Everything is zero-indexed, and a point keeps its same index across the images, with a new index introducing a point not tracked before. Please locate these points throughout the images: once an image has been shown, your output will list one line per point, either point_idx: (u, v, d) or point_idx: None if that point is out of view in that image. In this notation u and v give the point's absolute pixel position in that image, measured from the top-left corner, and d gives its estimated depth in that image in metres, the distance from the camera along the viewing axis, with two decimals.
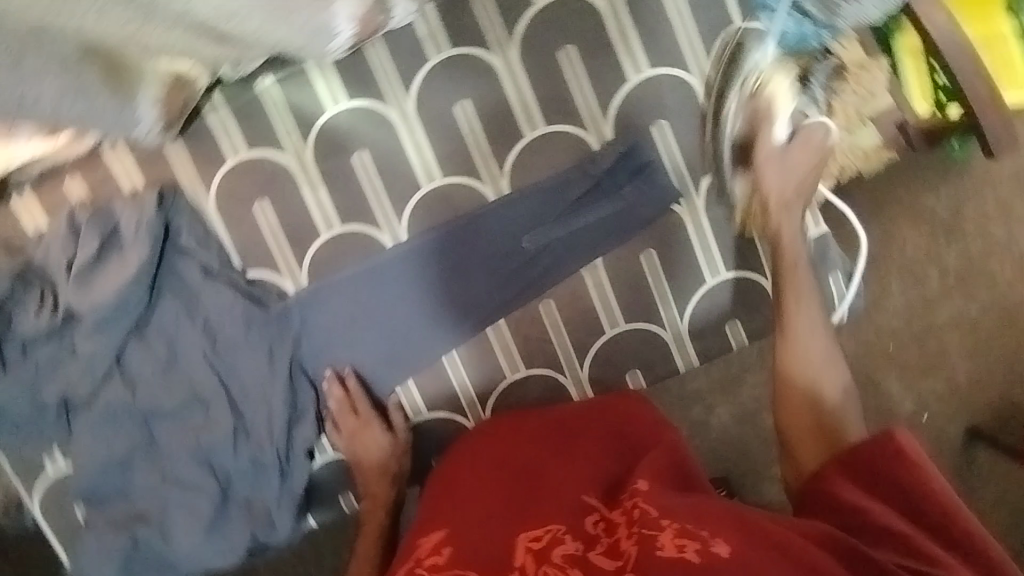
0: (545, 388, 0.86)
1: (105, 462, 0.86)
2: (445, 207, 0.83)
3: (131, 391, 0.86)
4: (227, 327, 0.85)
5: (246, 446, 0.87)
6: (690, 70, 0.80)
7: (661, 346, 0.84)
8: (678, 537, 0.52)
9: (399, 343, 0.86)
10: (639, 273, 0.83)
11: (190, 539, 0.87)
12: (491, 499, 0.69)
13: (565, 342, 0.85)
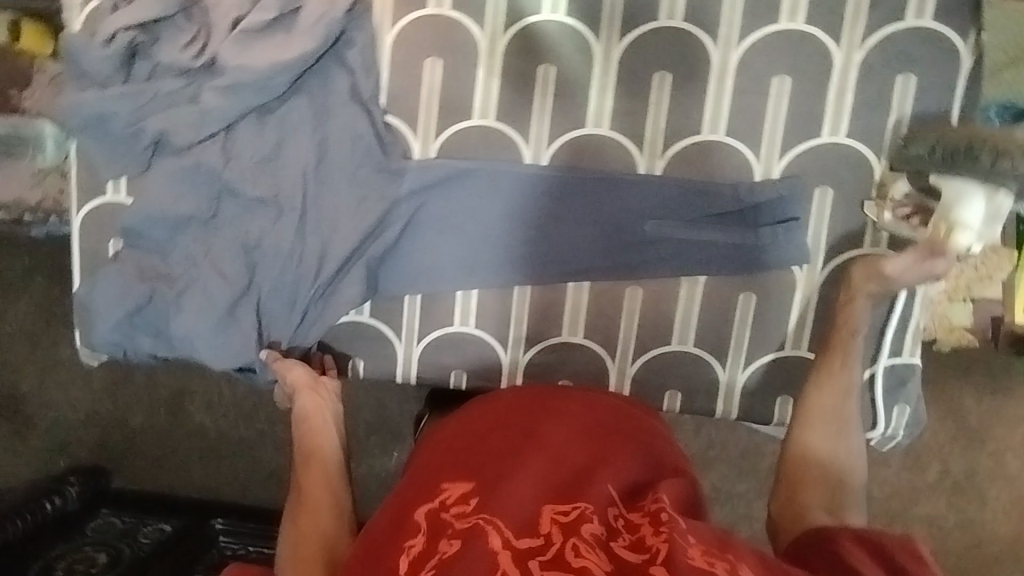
0: (590, 364, 0.85)
1: (165, 213, 0.85)
2: (594, 156, 0.82)
3: (221, 163, 0.84)
4: (339, 154, 0.84)
5: (293, 267, 0.85)
6: (876, 153, 0.79)
7: (712, 384, 0.84)
8: (707, 555, 0.62)
9: (481, 253, 0.84)
10: (729, 311, 0.82)
11: (199, 324, 0.86)
12: (517, 456, 0.71)
13: (630, 334, 0.84)
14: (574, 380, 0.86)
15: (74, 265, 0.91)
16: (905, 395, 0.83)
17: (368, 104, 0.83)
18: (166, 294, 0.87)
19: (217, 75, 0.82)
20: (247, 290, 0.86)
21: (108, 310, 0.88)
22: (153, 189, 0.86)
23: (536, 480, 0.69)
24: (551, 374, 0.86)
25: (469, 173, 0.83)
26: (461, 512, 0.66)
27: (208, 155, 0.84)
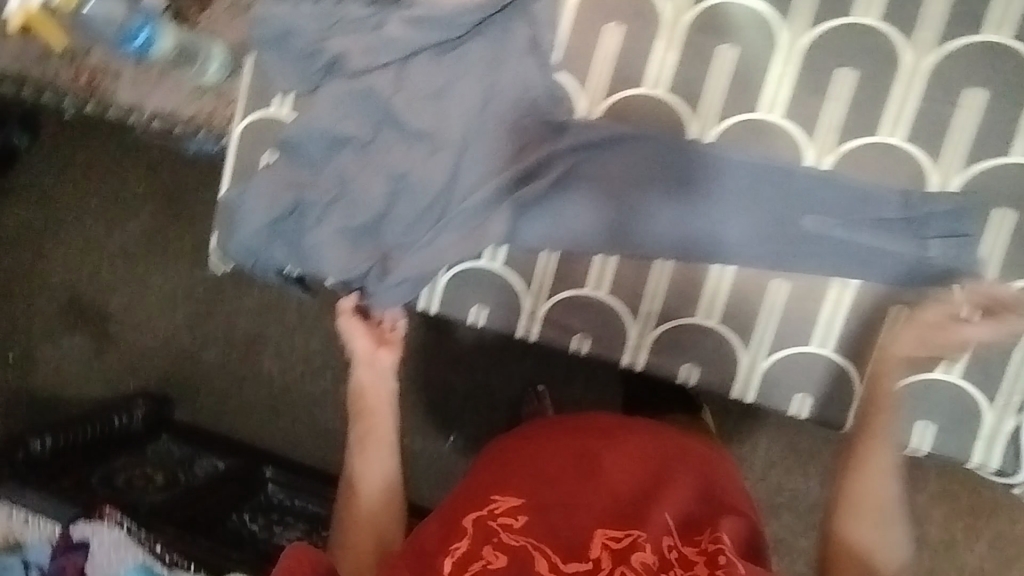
0: (719, 352, 0.82)
1: (324, 132, 0.88)
2: (756, 141, 0.80)
3: (388, 92, 0.86)
4: (503, 102, 0.85)
5: (437, 202, 0.87)
6: None
7: (847, 393, 0.80)
8: None
9: (624, 222, 0.83)
10: (877, 322, 0.78)
11: (328, 241, 0.89)
12: (568, 483, 0.79)
13: (768, 327, 0.81)
14: (701, 366, 0.83)
15: (224, 172, 0.94)
16: None
17: (541, 56, 0.84)
18: (306, 209, 0.90)
19: (404, 10, 0.86)
20: (383, 218, 0.88)
21: (252, 214, 0.91)
22: (317, 107, 0.88)
23: (591, 509, 0.78)
24: (679, 355, 0.83)
25: (618, 146, 0.83)
26: (506, 524, 0.76)
27: (377, 83, 0.86)
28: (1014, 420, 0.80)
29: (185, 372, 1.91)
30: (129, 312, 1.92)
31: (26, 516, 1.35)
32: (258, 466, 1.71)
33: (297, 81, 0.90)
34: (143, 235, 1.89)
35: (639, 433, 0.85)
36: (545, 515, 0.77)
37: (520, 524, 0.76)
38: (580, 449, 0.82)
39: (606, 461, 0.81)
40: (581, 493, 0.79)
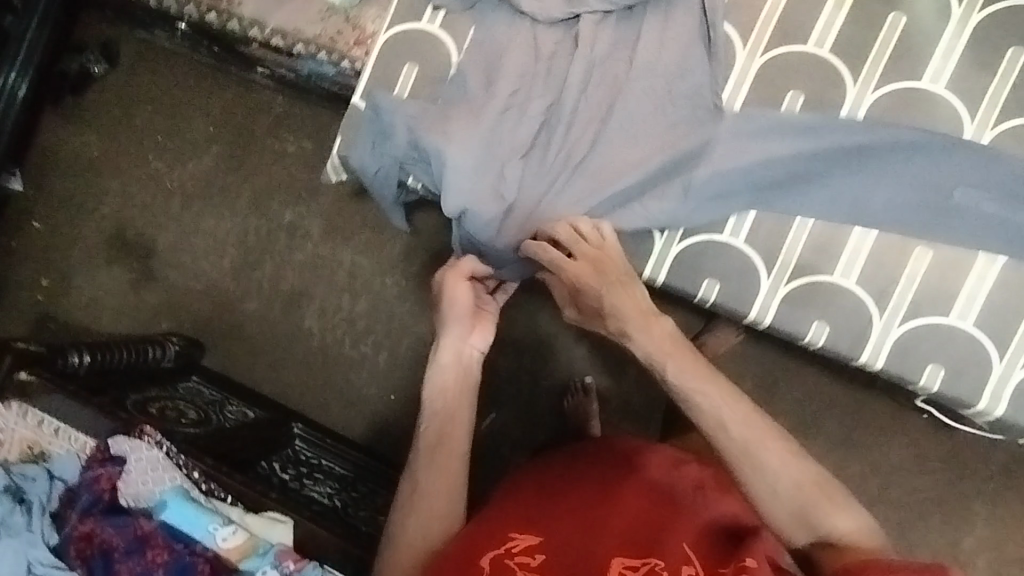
0: (856, 308, 0.93)
1: (484, 77, 0.99)
2: (919, 112, 0.92)
3: (550, 54, 0.99)
4: (647, 81, 0.97)
5: (613, 141, 0.98)
6: None
7: (982, 369, 0.90)
8: None
9: (786, 183, 0.94)
10: (997, 282, 0.89)
11: (461, 159, 0.96)
12: (580, 522, 0.90)
13: (908, 292, 0.92)
14: (833, 328, 0.94)
15: (363, 85, 1.04)
16: None
17: (695, 46, 0.97)
18: (442, 124, 0.96)
19: None
20: (518, 153, 0.97)
21: (395, 113, 0.98)
22: (482, 57, 1.00)
23: (606, 545, 0.86)
24: (809, 311, 0.94)
25: (733, 145, 0.95)
26: (526, 562, 0.86)
27: (547, 48, 0.99)
28: None
29: (219, 320, 1.83)
30: (174, 250, 1.86)
31: (58, 426, 1.29)
32: (287, 422, 1.66)
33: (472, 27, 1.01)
34: (203, 174, 1.86)
35: (652, 489, 0.95)
36: (573, 552, 0.87)
37: (536, 562, 0.86)
38: (601, 499, 0.94)
39: (625, 508, 0.91)
40: (599, 539, 0.87)
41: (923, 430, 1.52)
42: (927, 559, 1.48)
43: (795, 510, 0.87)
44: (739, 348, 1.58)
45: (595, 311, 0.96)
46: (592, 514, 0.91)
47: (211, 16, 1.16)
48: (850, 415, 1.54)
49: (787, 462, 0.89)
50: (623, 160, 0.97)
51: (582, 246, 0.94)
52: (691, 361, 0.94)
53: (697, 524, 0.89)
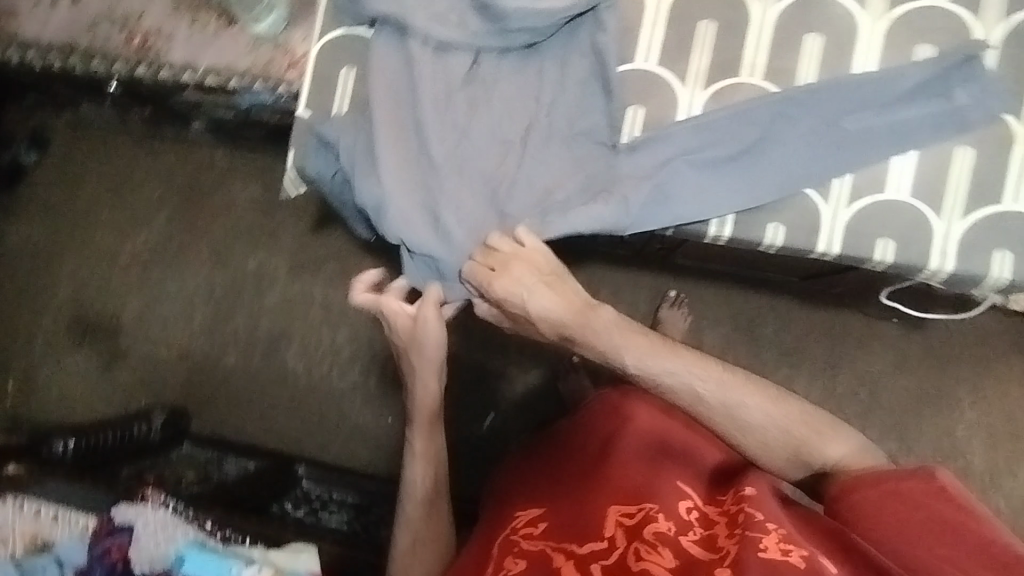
0: (798, 207, 0.86)
1: (396, 126, 0.90)
2: (808, 21, 0.88)
3: (455, 97, 0.91)
4: (560, 103, 0.91)
5: (539, 140, 0.90)
6: None
7: (927, 232, 0.84)
8: (783, 543, 0.66)
9: (735, 150, 0.86)
10: (946, 158, 0.84)
11: (393, 208, 0.87)
12: (574, 487, 0.85)
13: (845, 179, 0.85)
14: (787, 224, 0.86)
15: (303, 94, 0.97)
16: None
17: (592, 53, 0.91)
18: (373, 165, 0.89)
19: None
20: (451, 196, 0.89)
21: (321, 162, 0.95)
22: (378, 90, 0.91)
23: (602, 497, 0.80)
24: (760, 217, 0.87)
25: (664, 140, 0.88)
26: (528, 532, 0.79)
27: (458, 94, 0.91)
28: None
29: (201, 382, 1.80)
30: (140, 322, 1.83)
31: (56, 511, 1.17)
32: (290, 465, 1.62)
33: (390, 8, 0.92)
34: (158, 240, 1.84)
35: (643, 443, 0.88)
36: (574, 515, 0.79)
37: (539, 530, 0.79)
38: (594, 461, 0.88)
39: (620, 459, 0.85)
40: (597, 494, 0.81)
41: (895, 332, 1.60)
42: (928, 452, 1.55)
43: (785, 449, 0.80)
44: (710, 295, 1.65)
45: (524, 317, 0.87)
46: (590, 476, 0.86)
47: (142, 69, 1.20)
48: (827, 334, 1.62)
49: (759, 405, 0.81)
50: (558, 185, 0.90)
51: (501, 254, 0.86)
52: (645, 339, 0.84)
53: (691, 469, 0.85)
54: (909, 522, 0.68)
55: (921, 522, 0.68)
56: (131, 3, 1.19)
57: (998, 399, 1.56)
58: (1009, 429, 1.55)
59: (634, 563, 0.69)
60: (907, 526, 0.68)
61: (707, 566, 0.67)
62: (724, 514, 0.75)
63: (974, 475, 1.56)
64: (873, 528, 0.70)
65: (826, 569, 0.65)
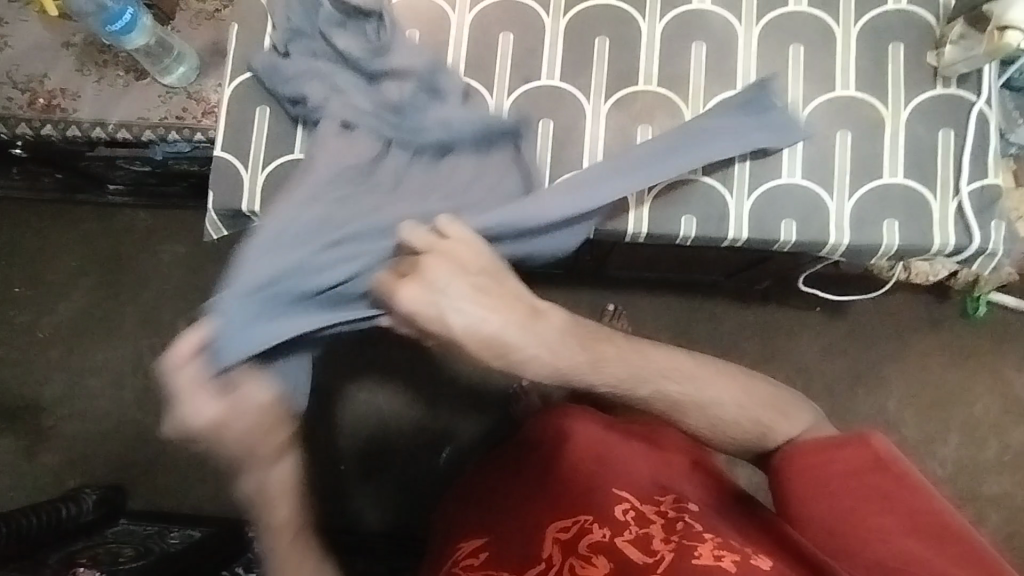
0: (708, 200, 0.92)
1: (291, 212, 0.85)
2: (691, 33, 0.96)
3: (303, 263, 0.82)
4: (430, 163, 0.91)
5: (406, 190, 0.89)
6: (920, 12, 0.95)
7: (823, 210, 0.91)
8: (716, 551, 0.64)
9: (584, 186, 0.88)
10: (829, 144, 0.92)
11: (269, 305, 0.80)
12: (519, 506, 0.81)
13: (745, 170, 0.92)
14: (697, 216, 0.92)
15: (218, 136, 0.97)
16: (998, 212, 0.90)
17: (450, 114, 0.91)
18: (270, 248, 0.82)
19: None
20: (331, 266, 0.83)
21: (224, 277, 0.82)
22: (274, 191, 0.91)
23: (542, 515, 0.77)
24: (672, 212, 0.92)
25: (588, 183, 0.88)
26: (471, 563, 0.75)
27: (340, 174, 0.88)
28: (955, 200, 0.90)
29: (137, 455, 1.70)
30: (64, 399, 1.73)
31: None
32: (238, 529, 1.54)
33: (297, 96, 0.93)
34: (79, 311, 1.76)
35: (586, 453, 0.85)
36: (519, 535, 0.76)
37: (481, 558, 0.75)
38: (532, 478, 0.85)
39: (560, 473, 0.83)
40: (538, 511, 0.79)
41: (821, 320, 1.69)
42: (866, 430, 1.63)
43: (753, 433, 0.77)
44: (647, 305, 1.70)
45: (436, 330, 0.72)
46: (533, 492, 0.82)
47: (48, 129, 1.17)
48: (760, 329, 1.69)
49: (723, 386, 0.77)
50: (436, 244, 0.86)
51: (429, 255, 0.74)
52: (612, 348, 0.76)
53: (641, 461, 0.84)
54: (855, 488, 0.67)
55: (862, 493, 0.67)
56: (35, 65, 1.17)
57: (920, 370, 1.67)
58: (934, 397, 1.65)
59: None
60: (848, 502, 0.67)
61: None
62: (661, 515, 0.72)
63: (910, 446, 1.64)
64: (812, 505, 0.68)
65: (761, 569, 0.63)
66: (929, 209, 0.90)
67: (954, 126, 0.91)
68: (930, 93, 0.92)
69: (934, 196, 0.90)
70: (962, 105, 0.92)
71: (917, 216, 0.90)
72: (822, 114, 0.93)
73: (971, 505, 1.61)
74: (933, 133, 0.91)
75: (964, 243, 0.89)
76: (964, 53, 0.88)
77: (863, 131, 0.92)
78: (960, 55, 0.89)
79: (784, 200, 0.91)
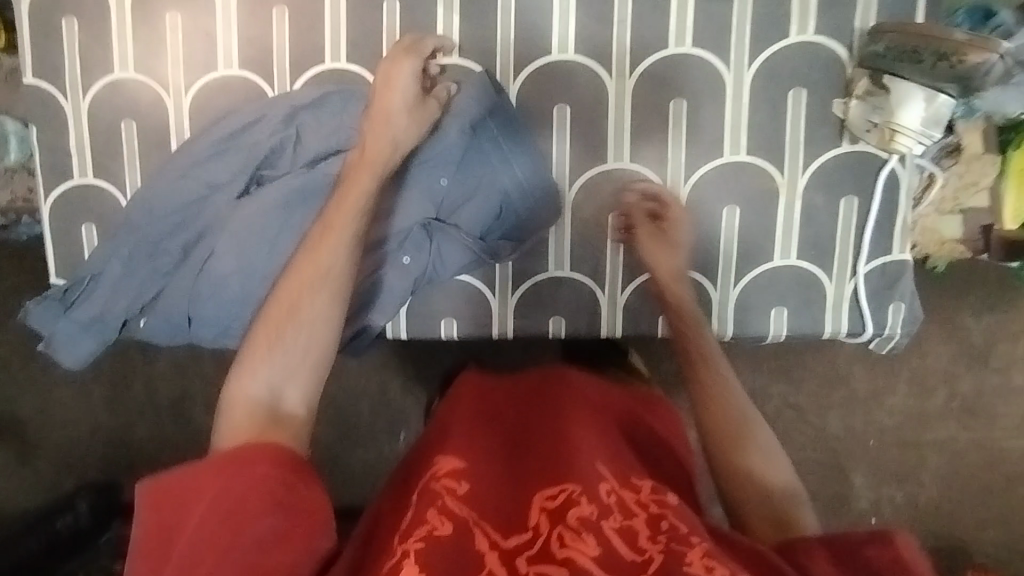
0: (577, 298, 0.83)
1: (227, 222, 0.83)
2: (549, 93, 0.80)
3: (186, 252, 0.85)
4: (177, 169, 0.83)
5: (223, 197, 0.83)
6: (832, 45, 0.76)
7: (705, 300, 0.82)
8: (713, 563, 0.46)
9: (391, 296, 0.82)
10: (714, 224, 0.81)
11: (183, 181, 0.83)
12: (489, 444, 0.54)
13: (617, 261, 0.82)
14: (566, 316, 0.84)
15: (49, 261, 0.90)
16: (899, 291, 0.80)
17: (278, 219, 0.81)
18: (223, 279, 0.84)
19: (163, 54, 0.83)
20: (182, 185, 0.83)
21: (160, 197, 0.84)
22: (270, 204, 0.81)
23: (526, 464, 0.52)
24: (541, 312, 0.84)
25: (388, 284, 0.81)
26: (446, 487, 0.48)
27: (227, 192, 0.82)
28: (851, 283, 0.80)
29: None
30: None
31: None
32: None
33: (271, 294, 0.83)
34: None
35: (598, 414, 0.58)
36: (497, 470, 0.52)
37: (461, 489, 0.48)
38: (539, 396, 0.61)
39: (566, 411, 0.57)
40: (526, 456, 0.53)
41: None
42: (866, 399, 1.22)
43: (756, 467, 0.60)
44: None
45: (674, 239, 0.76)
46: (514, 423, 0.57)
47: None
48: None
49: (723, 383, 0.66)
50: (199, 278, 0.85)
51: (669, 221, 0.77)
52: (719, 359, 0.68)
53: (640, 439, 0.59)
54: None
55: None
56: None
57: None
58: None
59: (542, 554, 0.46)
60: None
61: None
62: (646, 507, 0.50)
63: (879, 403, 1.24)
64: None
65: None
66: (822, 294, 0.81)
67: (860, 192, 0.78)
68: (831, 154, 0.77)
69: (829, 279, 0.80)
70: (870, 168, 0.77)
71: (810, 301, 0.81)
72: (708, 186, 0.80)
73: (914, 446, 1.21)
74: (834, 203, 0.78)
75: (857, 334, 0.81)
76: (863, 114, 0.74)
77: (753, 205, 0.80)
78: (858, 127, 0.75)
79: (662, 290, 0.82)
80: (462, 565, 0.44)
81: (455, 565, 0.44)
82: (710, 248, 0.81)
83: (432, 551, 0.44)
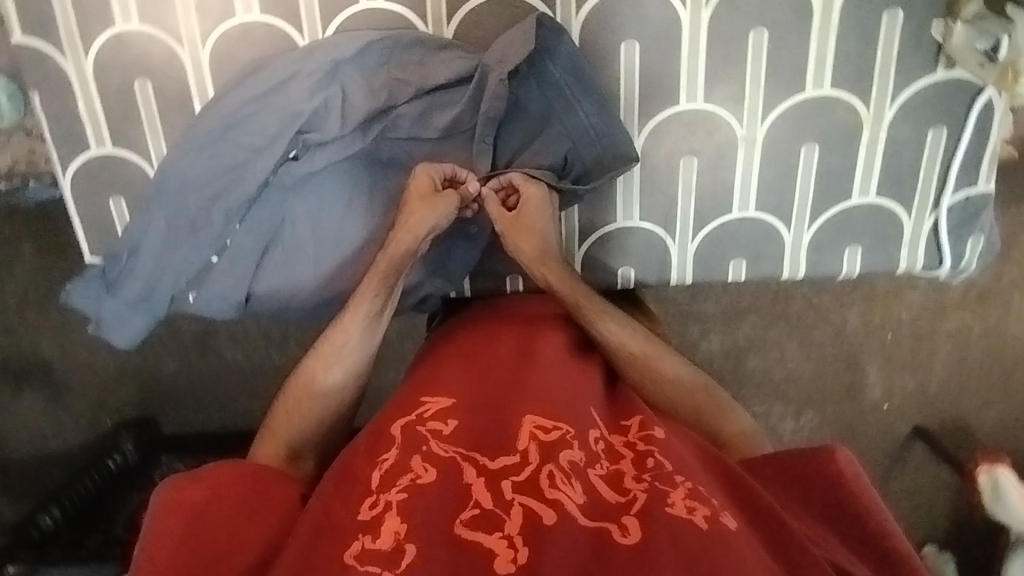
0: (647, 246, 0.80)
1: (283, 189, 0.77)
2: (613, 26, 0.72)
3: (234, 225, 0.78)
4: (209, 131, 0.75)
5: (265, 160, 0.74)
6: None
7: (778, 243, 0.80)
8: (688, 500, 0.52)
9: (463, 255, 0.79)
10: (792, 162, 0.76)
11: (220, 145, 0.75)
12: (482, 386, 0.62)
13: (688, 208, 0.78)
14: (635, 267, 0.81)
15: (80, 238, 0.84)
16: (979, 225, 0.78)
17: (342, 180, 0.77)
18: (289, 245, 0.79)
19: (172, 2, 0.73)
20: (219, 151, 0.75)
21: (197, 164, 0.76)
22: (328, 162, 0.76)
23: (517, 402, 0.59)
24: (608, 265, 0.81)
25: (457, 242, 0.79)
26: (435, 429, 0.57)
27: (268, 155, 0.74)
28: (932, 217, 0.78)
29: None
30: None
31: None
32: None
33: (341, 256, 0.79)
34: None
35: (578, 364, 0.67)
36: (483, 416, 0.59)
37: (450, 429, 0.57)
38: (523, 344, 0.67)
39: (537, 364, 0.64)
40: (510, 402, 0.60)
41: None
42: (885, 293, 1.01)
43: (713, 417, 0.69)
44: None
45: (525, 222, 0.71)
46: (491, 371, 0.64)
47: None
48: None
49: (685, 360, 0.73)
50: (257, 244, 0.79)
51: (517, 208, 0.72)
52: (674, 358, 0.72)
53: (604, 393, 0.66)
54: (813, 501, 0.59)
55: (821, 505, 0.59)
56: None
57: None
58: None
59: (524, 484, 0.52)
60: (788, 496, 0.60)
61: (615, 518, 0.51)
62: (628, 448, 0.58)
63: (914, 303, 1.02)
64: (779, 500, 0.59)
65: (731, 528, 0.51)
66: (899, 232, 0.78)
67: (949, 122, 0.73)
68: (924, 85, 0.72)
69: (908, 216, 0.78)
70: (963, 99, 0.72)
71: (886, 240, 0.79)
72: (789, 123, 0.74)
73: (927, 337, 1.02)
74: (921, 135, 0.74)
75: (934, 271, 0.80)
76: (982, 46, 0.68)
77: (833, 141, 0.75)
78: (971, 61, 0.70)
79: (734, 235, 0.79)
80: (451, 498, 0.51)
81: (440, 505, 0.51)
82: (786, 186, 0.77)
83: (414, 500, 0.51)
